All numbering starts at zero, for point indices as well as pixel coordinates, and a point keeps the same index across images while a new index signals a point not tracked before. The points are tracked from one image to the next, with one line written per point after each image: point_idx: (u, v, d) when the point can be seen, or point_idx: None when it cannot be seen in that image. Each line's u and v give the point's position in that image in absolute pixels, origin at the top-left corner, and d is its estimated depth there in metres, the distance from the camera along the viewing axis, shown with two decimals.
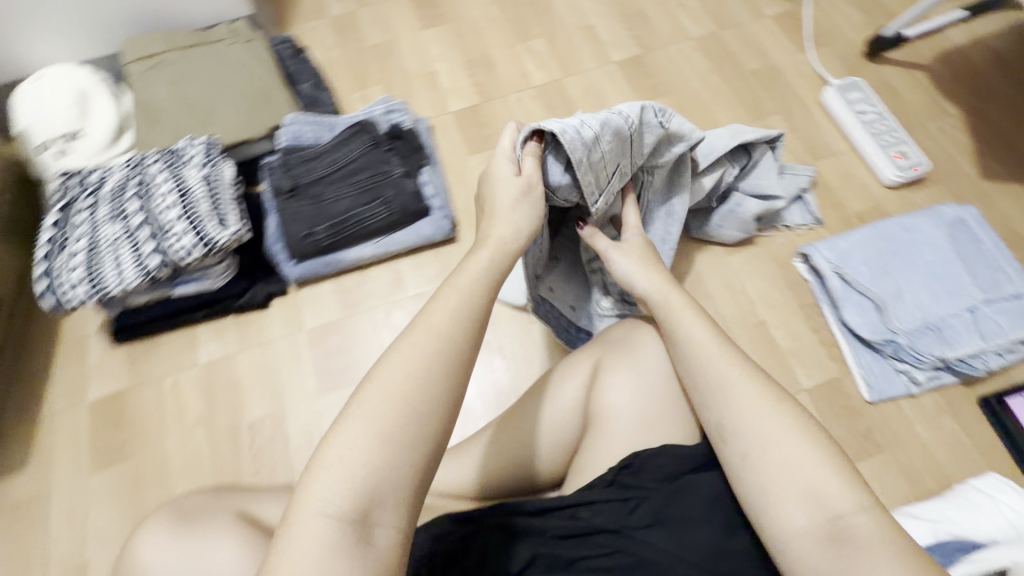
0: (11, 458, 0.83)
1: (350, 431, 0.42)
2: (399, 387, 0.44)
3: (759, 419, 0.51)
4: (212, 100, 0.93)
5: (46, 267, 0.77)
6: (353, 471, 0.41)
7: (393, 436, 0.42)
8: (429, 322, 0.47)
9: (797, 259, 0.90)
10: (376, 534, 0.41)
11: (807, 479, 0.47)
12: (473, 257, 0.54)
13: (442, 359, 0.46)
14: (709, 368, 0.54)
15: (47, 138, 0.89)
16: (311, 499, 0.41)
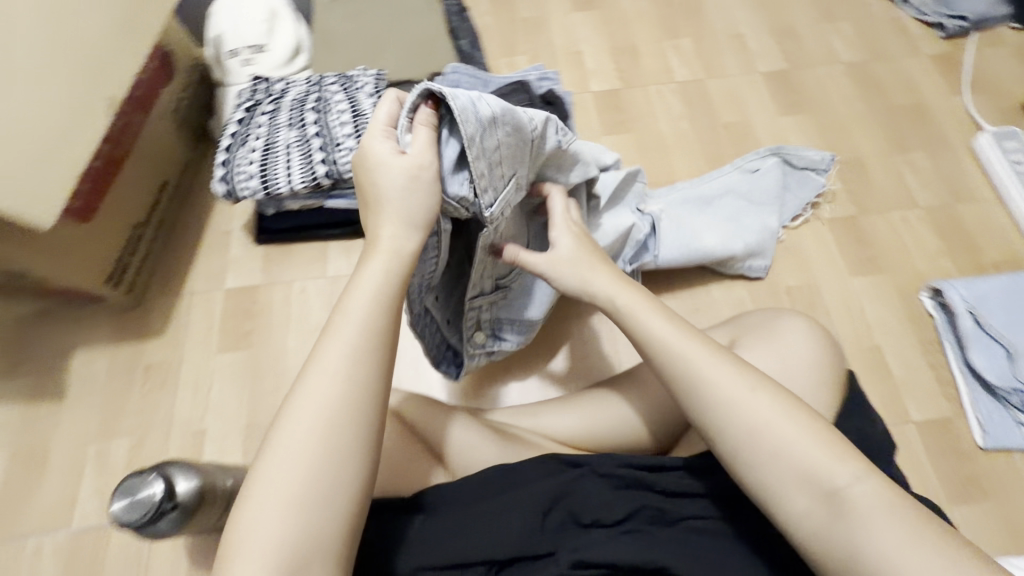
0: (152, 324, 0.90)
1: (261, 503, 0.45)
2: (304, 441, 0.47)
3: (730, 399, 0.51)
4: (387, 40, 1.01)
5: (226, 157, 0.86)
6: (269, 538, 0.44)
7: (303, 496, 0.45)
8: (323, 371, 0.49)
9: (925, 294, 0.89)
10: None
11: (798, 461, 0.48)
12: (350, 299, 0.52)
13: (339, 405, 0.48)
14: (682, 361, 0.54)
15: (238, 48, 0.98)
16: (236, 565, 0.44)
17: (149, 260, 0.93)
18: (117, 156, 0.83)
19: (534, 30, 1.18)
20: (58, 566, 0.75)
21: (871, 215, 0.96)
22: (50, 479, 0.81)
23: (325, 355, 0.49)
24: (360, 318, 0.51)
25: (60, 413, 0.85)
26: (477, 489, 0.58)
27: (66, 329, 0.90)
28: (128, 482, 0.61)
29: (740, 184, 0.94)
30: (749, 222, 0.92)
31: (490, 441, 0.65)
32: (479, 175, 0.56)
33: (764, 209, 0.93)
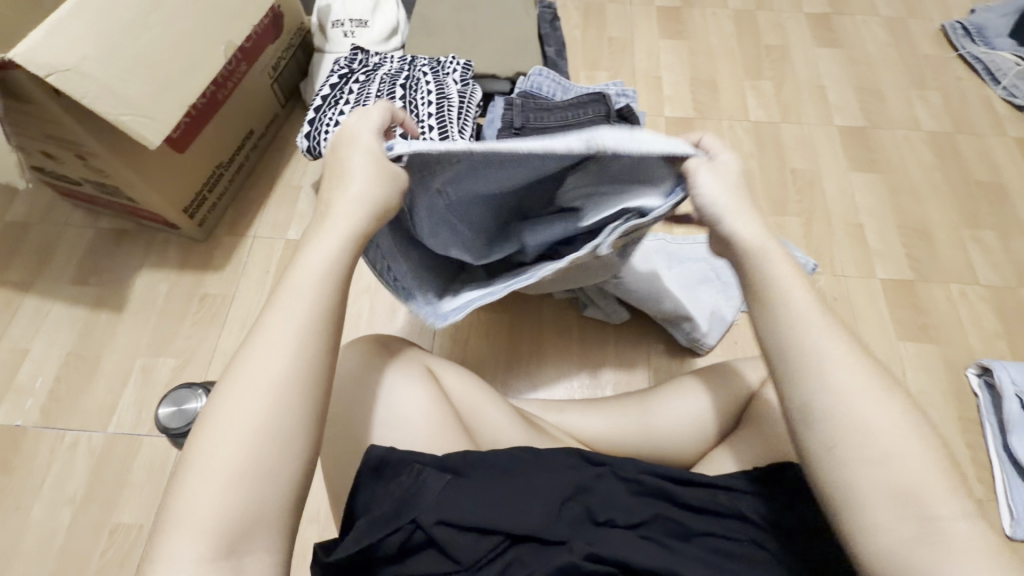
0: (214, 259, 0.96)
1: (183, 505, 0.38)
2: (247, 412, 0.40)
3: (849, 387, 0.41)
4: (479, 35, 1.06)
5: (315, 116, 0.92)
6: (207, 521, 0.38)
7: (243, 472, 0.39)
8: (269, 335, 0.42)
9: (974, 371, 0.87)
10: (249, 561, 0.39)
11: (903, 479, 0.39)
12: (300, 263, 0.45)
13: (284, 374, 0.42)
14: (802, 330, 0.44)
15: (342, 22, 1.05)
16: (173, 550, 0.37)
17: (222, 201, 0.98)
18: (219, 98, 0.90)
19: (620, 50, 1.21)
20: (89, 465, 0.79)
21: (930, 283, 0.95)
22: (97, 382, 0.85)
23: (271, 320, 0.43)
24: (306, 296, 0.44)
25: (117, 323, 0.90)
26: (504, 463, 0.59)
27: (138, 249, 0.96)
28: (177, 392, 0.65)
29: (720, 256, 0.93)
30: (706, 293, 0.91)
31: (518, 424, 0.68)
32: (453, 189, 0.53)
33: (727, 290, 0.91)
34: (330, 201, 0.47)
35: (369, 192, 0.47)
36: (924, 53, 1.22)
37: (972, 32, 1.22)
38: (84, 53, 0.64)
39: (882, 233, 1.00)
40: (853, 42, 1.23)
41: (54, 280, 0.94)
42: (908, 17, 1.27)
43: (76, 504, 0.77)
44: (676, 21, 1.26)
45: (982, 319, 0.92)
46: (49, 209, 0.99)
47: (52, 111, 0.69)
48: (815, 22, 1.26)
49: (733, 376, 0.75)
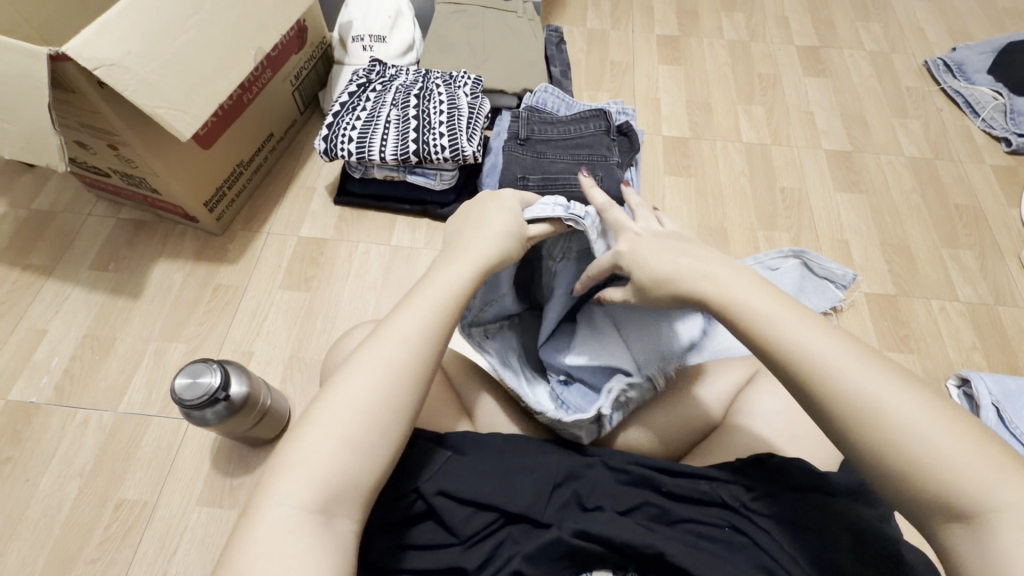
0: (228, 252, 1.00)
1: (296, 461, 0.44)
2: (361, 394, 0.47)
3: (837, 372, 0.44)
4: (489, 54, 1.13)
5: (332, 121, 0.98)
6: (312, 477, 0.43)
7: (353, 441, 0.45)
8: (393, 333, 0.50)
9: (952, 382, 0.90)
10: (337, 521, 0.43)
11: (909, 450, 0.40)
12: (430, 284, 0.54)
13: (398, 364, 0.49)
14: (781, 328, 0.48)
15: (362, 37, 1.12)
16: (276, 495, 0.42)
17: (240, 198, 1.04)
18: (244, 101, 0.96)
19: (620, 73, 1.28)
20: (98, 442, 0.82)
21: (909, 298, 0.99)
22: (110, 363, 0.88)
23: (400, 321, 0.51)
24: (426, 306, 0.52)
25: (132, 309, 0.94)
26: (499, 445, 0.62)
27: (156, 240, 1.01)
28: (194, 365, 0.69)
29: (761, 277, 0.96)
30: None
31: (513, 411, 0.71)
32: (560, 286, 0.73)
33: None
34: (466, 239, 0.60)
35: (489, 247, 0.59)
36: (907, 86, 1.29)
37: (952, 67, 1.29)
38: (128, 49, 0.69)
39: (866, 250, 1.05)
40: (840, 74, 1.31)
41: (74, 267, 0.98)
42: (891, 52, 1.36)
43: (83, 478, 0.79)
44: (674, 48, 1.34)
45: (960, 332, 0.96)
46: (74, 201, 1.04)
47: (93, 101, 0.74)
48: (805, 54, 1.34)
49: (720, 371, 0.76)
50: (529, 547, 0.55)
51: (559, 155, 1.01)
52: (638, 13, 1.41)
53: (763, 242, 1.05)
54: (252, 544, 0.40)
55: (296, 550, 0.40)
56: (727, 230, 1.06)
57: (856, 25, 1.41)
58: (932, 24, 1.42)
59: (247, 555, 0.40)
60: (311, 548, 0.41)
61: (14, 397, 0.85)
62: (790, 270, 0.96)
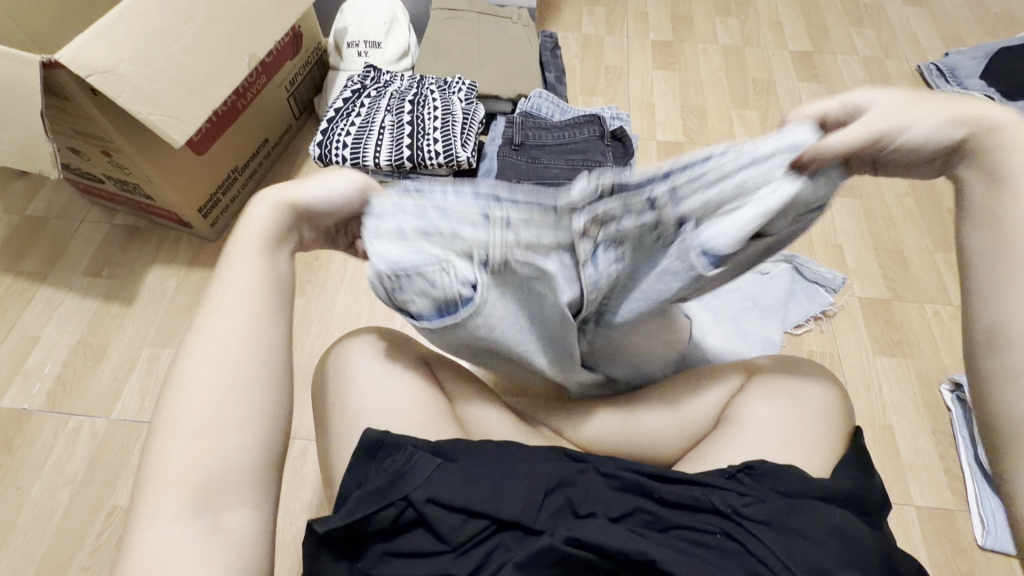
0: (224, 258, 1.00)
1: (161, 468, 0.39)
2: (200, 387, 0.41)
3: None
4: (484, 59, 1.14)
5: (327, 127, 0.98)
6: (179, 480, 0.39)
7: (206, 430, 0.40)
8: (214, 318, 0.43)
9: (946, 387, 0.90)
10: (226, 516, 0.40)
11: None
12: (231, 259, 0.45)
13: (235, 344, 0.43)
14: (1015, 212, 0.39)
15: (358, 42, 1.12)
16: (145, 506, 0.39)
17: (234, 204, 1.04)
18: (238, 106, 0.96)
19: (615, 78, 1.29)
20: (90, 448, 0.82)
21: (904, 302, 1.00)
22: (102, 370, 0.88)
23: (216, 303, 0.44)
24: (244, 278, 0.45)
25: (125, 315, 0.94)
26: (495, 454, 0.63)
27: (150, 245, 1.01)
28: None
29: (752, 282, 1.00)
30: (741, 322, 0.94)
31: (508, 417, 0.71)
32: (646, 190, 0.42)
33: (769, 314, 0.96)
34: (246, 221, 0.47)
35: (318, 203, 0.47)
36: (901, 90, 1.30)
37: (945, 72, 1.30)
38: (122, 57, 0.70)
39: (859, 254, 1.05)
40: (834, 78, 1.31)
41: (68, 272, 0.98)
42: (885, 57, 1.36)
43: (74, 486, 0.79)
44: (669, 54, 1.35)
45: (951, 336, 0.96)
46: (68, 207, 1.04)
47: (86, 108, 0.74)
48: (798, 59, 1.35)
49: (713, 379, 0.76)
50: (520, 554, 0.54)
51: (554, 160, 1.01)
52: (634, 19, 1.42)
53: None
54: (141, 555, 0.37)
55: (184, 556, 0.37)
56: None
57: (850, 30, 1.42)
58: (925, 29, 1.43)
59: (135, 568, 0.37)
60: (194, 551, 0.38)
61: (6, 403, 0.85)
62: (779, 274, 1.00)
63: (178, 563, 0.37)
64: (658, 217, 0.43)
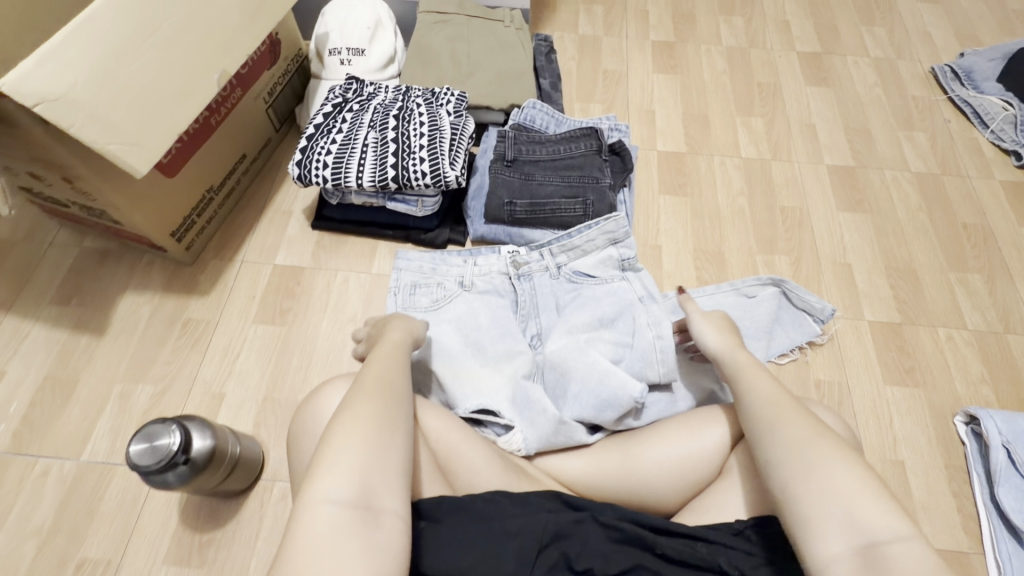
0: (199, 282, 0.95)
1: (331, 471, 0.49)
2: (366, 415, 0.53)
3: (793, 439, 0.54)
4: (475, 66, 1.07)
5: (306, 144, 0.92)
6: (349, 481, 0.48)
7: (373, 444, 0.51)
8: (375, 375, 0.59)
9: (960, 419, 0.86)
10: (383, 517, 0.48)
11: (843, 509, 0.48)
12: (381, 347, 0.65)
13: (389, 390, 0.57)
14: (760, 408, 0.59)
15: (340, 49, 1.06)
16: (318, 497, 0.47)
17: (212, 224, 0.98)
18: (212, 123, 0.90)
19: (614, 83, 1.22)
20: (59, 494, 0.78)
21: (916, 327, 0.95)
22: (71, 409, 0.84)
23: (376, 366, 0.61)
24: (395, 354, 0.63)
25: (96, 348, 0.89)
26: (477, 508, 0.57)
27: (122, 270, 0.96)
28: (150, 427, 0.63)
29: (735, 306, 0.91)
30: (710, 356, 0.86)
31: (496, 465, 0.66)
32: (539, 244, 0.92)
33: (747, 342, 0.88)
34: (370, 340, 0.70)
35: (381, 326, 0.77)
36: (913, 95, 1.24)
37: (960, 75, 1.24)
38: (75, 79, 0.63)
39: (870, 274, 1.00)
40: (843, 82, 1.25)
41: (35, 300, 0.93)
42: (897, 58, 1.30)
43: (42, 536, 0.75)
44: (670, 56, 1.28)
45: (965, 364, 0.92)
46: (35, 229, 0.99)
47: (38, 137, 0.68)
48: (806, 61, 1.28)
49: (714, 421, 0.71)
50: None
51: (549, 177, 0.96)
52: (633, 18, 1.34)
53: (763, 267, 1.00)
54: (312, 543, 0.45)
55: (348, 549, 0.45)
56: (725, 254, 1.01)
57: (860, 29, 1.35)
58: (939, 28, 1.36)
59: (306, 555, 0.44)
60: (358, 544, 0.45)
61: None
62: (721, 297, 0.92)
63: (347, 554, 0.45)
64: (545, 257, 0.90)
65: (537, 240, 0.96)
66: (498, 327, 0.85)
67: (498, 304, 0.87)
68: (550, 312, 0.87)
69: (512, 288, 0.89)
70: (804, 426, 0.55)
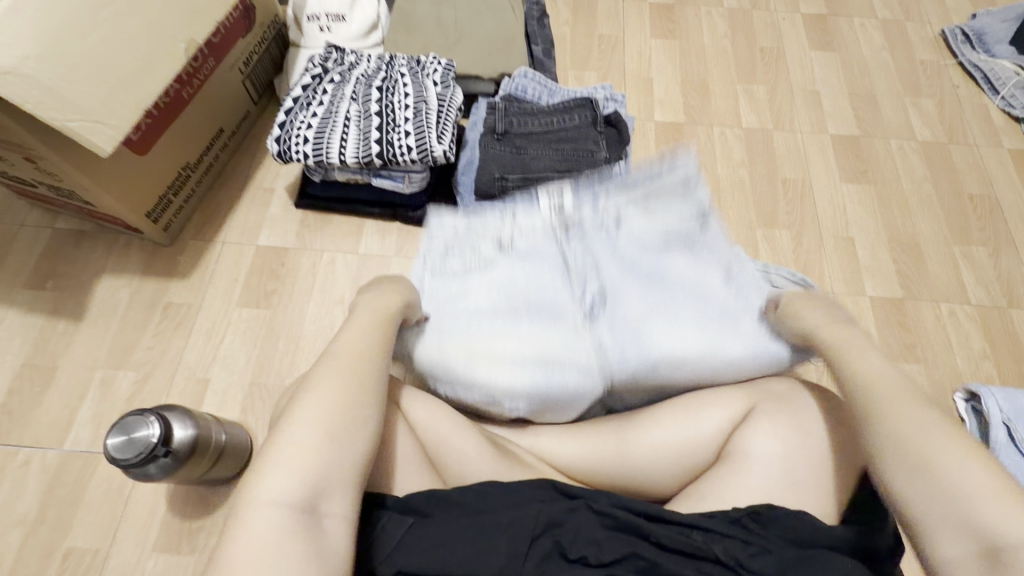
0: (179, 265, 0.91)
1: (267, 473, 0.44)
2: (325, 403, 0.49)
3: (919, 428, 0.48)
4: (462, 32, 1.02)
5: (285, 118, 0.87)
6: (295, 479, 0.44)
7: (330, 438, 0.47)
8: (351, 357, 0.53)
9: (960, 396, 0.85)
10: (327, 521, 0.45)
11: (963, 507, 0.44)
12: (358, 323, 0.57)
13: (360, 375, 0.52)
14: (883, 394, 0.52)
15: (320, 15, 1.01)
16: (260, 494, 0.44)
17: (189, 204, 0.94)
18: (184, 96, 0.85)
19: (610, 49, 1.16)
20: (43, 483, 0.76)
21: (918, 302, 0.93)
22: (51, 397, 0.81)
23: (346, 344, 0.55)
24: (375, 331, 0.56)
25: (74, 334, 0.86)
26: (467, 502, 0.56)
27: (98, 252, 0.92)
28: (126, 420, 0.61)
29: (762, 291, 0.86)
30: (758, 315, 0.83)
31: (488, 454, 0.65)
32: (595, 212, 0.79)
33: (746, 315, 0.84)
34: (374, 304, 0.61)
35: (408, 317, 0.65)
36: (922, 59, 1.18)
37: (971, 37, 1.18)
38: (25, 52, 0.58)
39: (872, 248, 0.97)
40: (849, 45, 1.19)
41: (8, 285, 0.89)
42: (905, 20, 1.24)
43: (27, 526, 0.74)
44: (669, 19, 1.21)
45: (967, 341, 0.90)
46: (4, 211, 0.94)
47: None
48: (811, 24, 1.22)
49: (714, 405, 0.69)
50: None
51: (541, 151, 0.92)
52: None
53: (762, 242, 0.97)
54: (249, 550, 0.41)
55: (279, 556, 0.41)
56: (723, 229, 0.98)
57: None
58: None
59: (237, 562, 0.41)
60: (295, 552, 0.42)
61: None
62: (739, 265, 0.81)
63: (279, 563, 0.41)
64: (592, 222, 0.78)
65: None
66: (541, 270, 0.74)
67: (539, 271, 0.74)
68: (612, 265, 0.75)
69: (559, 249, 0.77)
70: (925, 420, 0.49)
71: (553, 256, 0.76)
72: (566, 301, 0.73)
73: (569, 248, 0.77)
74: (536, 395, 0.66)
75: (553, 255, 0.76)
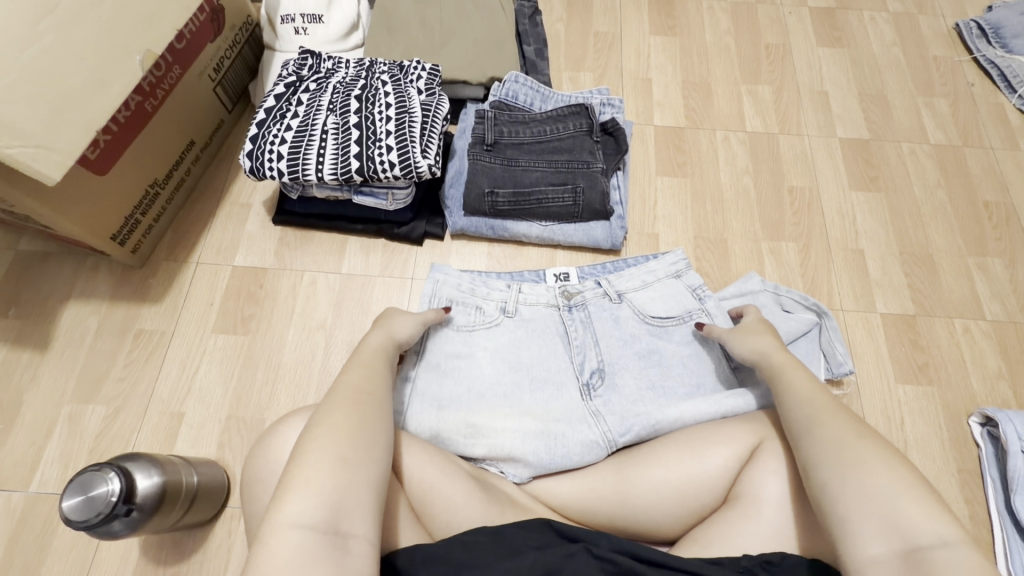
0: (150, 288, 0.86)
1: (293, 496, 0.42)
2: (340, 423, 0.47)
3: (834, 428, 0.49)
4: (448, 34, 0.95)
5: (257, 131, 0.81)
6: (320, 496, 0.42)
7: (348, 459, 0.45)
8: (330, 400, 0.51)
9: (975, 419, 0.81)
10: (352, 542, 0.42)
11: (883, 506, 0.44)
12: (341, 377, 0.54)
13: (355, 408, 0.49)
14: (799, 401, 0.53)
15: (295, 15, 0.94)
16: (284, 513, 0.41)
17: (159, 222, 0.88)
18: (147, 108, 0.79)
19: (606, 48, 1.10)
20: (7, 529, 0.72)
21: (931, 318, 0.88)
22: (15, 435, 0.77)
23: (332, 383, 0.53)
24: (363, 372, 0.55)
25: (39, 365, 0.81)
26: (455, 559, 0.52)
27: (64, 275, 0.86)
28: (83, 476, 0.56)
29: (768, 312, 0.82)
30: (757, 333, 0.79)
31: (477, 500, 0.61)
32: (598, 286, 0.81)
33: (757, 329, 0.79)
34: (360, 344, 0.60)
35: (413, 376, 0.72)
36: (935, 55, 1.12)
37: (986, 32, 1.12)
38: None
39: (883, 262, 0.92)
40: (858, 42, 1.13)
41: None
42: (917, 13, 1.17)
43: None
44: (669, 15, 1.15)
45: (982, 360, 0.86)
46: None
47: None
48: (819, 18, 1.16)
49: (719, 443, 0.64)
50: None
51: (534, 163, 0.86)
52: None
53: (768, 256, 0.92)
54: (272, 569, 0.39)
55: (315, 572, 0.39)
56: (727, 243, 0.93)
57: None
58: None
59: None
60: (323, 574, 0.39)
61: None
62: (758, 298, 0.83)
63: None
64: (594, 294, 0.80)
65: (523, 233, 0.88)
66: (541, 347, 0.77)
67: (540, 340, 0.78)
68: (612, 345, 0.77)
69: (561, 322, 0.79)
70: (846, 424, 0.50)
71: (554, 325, 0.79)
72: (565, 374, 0.76)
73: (570, 322, 0.78)
74: (537, 465, 0.68)
75: (554, 323, 0.79)
